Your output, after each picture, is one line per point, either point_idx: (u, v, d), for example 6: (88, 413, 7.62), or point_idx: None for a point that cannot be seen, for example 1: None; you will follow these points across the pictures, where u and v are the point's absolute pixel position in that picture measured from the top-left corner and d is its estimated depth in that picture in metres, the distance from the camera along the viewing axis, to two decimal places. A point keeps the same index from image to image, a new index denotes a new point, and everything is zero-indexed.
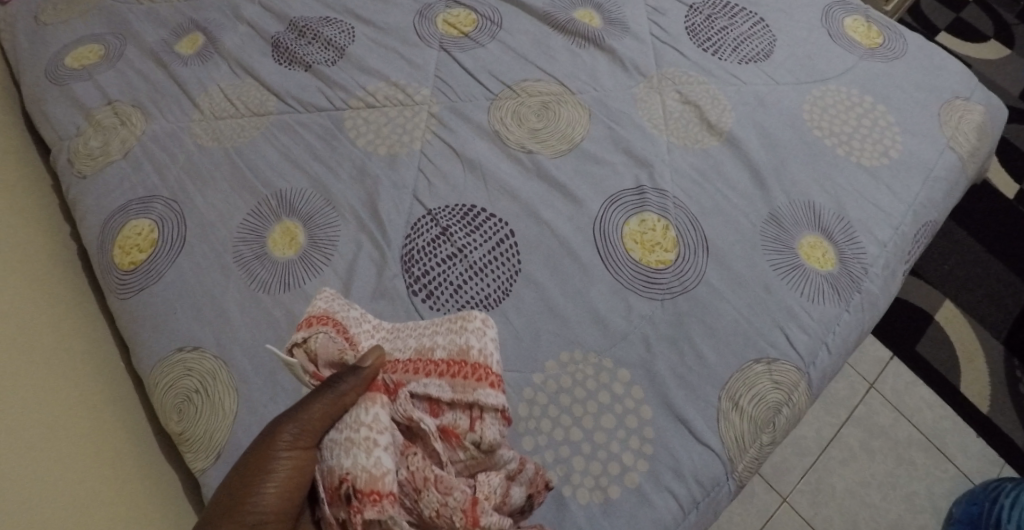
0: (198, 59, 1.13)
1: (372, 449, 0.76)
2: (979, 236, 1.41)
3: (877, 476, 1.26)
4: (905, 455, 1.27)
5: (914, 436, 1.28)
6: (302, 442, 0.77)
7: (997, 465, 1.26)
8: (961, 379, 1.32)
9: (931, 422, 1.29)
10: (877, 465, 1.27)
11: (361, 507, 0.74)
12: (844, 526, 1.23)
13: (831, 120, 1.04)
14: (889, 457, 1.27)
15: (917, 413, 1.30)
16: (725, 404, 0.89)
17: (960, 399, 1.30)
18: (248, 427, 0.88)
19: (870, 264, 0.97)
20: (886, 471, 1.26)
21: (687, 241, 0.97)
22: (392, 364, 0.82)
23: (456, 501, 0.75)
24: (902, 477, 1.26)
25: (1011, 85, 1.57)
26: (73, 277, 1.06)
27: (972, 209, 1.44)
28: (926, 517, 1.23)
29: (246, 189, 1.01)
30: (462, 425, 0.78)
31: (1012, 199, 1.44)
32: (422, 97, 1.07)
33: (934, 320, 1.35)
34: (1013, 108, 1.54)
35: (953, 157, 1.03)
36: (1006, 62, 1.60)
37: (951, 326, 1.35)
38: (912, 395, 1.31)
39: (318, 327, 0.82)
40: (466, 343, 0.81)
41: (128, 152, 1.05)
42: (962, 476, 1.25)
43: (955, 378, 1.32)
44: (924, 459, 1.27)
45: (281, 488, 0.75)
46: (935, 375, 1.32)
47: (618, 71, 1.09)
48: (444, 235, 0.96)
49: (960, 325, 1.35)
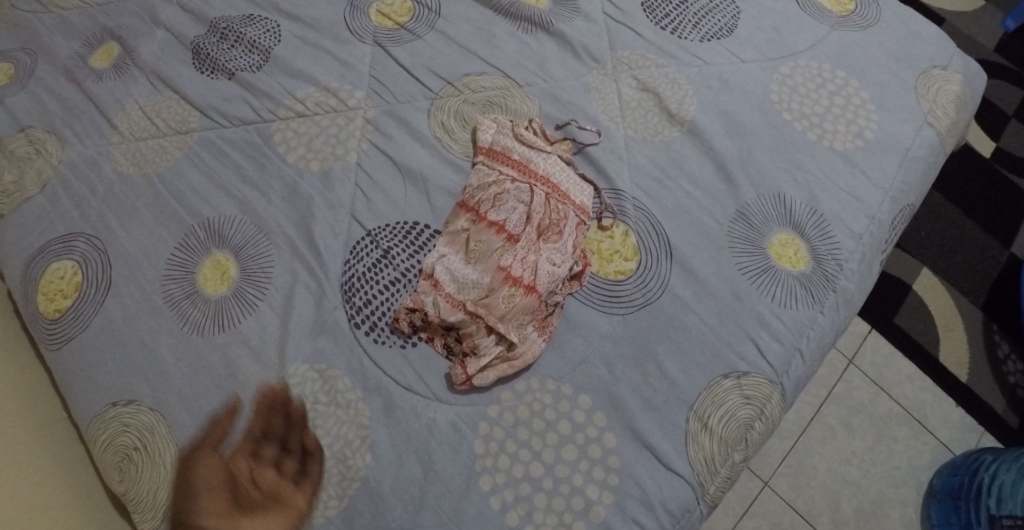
0: (113, 72, 1.04)
1: (581, 230, 0.91)
2: (954, 197, 1.30)
3: (857, 454, 1.17)
4: (884, 430, 1.18)
5: (894, 409, 1.19)
6: (201, 451, 0.84)
7: (976, 433, 1.18)
8: (938, 347, 1.22)
9: (910, 395, 1.20)
10: (857, 442, 1.18)
11: (581, 275, 0.89)
12: (826, 506, 1.15)
13: (800, 100, 0.96)
14: (869, 433, 1.18)
15: (896, 386, 1.20)
16: (693, 425, 0.84)
17: (940, 369, 1.21)
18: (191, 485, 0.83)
19: (845, 259, 0.90)
20: (866, 447, 1.17)
21: (649, 247, 0.90)
22: (513, 144, 0.93)
23: (570, 227, 0.90)
24: (883, 453, 1.17)
25: (985, 36, 1.42)
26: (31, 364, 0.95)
27: (947, 169, 1.33)
28: (906, 492, 1.15)
29: (171, 220, 0.94)
30: (552, 172, 0.92)
31: (987, 161, 1.33)
32: (356, 102, 0.99)
33: (912, 290, 1.25)
34: (987, 62, 1.41)
35: (931, 133, 0.95)
36: (981, 11, 1.45)
37: (930, 295, 1.25)
38: (891, 368, 1.21)
39: (512, 144, 0.93)
40: (499, 99, 0.98)
41: (44, 185, 0.97)
42: (942, 447, 1.17)
43: (933, 346, 1.22)
44: (903, 433, 1.18)
45: (203, 490, 0.83)
46: (910, 348, 1.22)
47: (568, 57, 1.00)
48: (386, 259, 0.90)
49: (936, 291, 1.25)
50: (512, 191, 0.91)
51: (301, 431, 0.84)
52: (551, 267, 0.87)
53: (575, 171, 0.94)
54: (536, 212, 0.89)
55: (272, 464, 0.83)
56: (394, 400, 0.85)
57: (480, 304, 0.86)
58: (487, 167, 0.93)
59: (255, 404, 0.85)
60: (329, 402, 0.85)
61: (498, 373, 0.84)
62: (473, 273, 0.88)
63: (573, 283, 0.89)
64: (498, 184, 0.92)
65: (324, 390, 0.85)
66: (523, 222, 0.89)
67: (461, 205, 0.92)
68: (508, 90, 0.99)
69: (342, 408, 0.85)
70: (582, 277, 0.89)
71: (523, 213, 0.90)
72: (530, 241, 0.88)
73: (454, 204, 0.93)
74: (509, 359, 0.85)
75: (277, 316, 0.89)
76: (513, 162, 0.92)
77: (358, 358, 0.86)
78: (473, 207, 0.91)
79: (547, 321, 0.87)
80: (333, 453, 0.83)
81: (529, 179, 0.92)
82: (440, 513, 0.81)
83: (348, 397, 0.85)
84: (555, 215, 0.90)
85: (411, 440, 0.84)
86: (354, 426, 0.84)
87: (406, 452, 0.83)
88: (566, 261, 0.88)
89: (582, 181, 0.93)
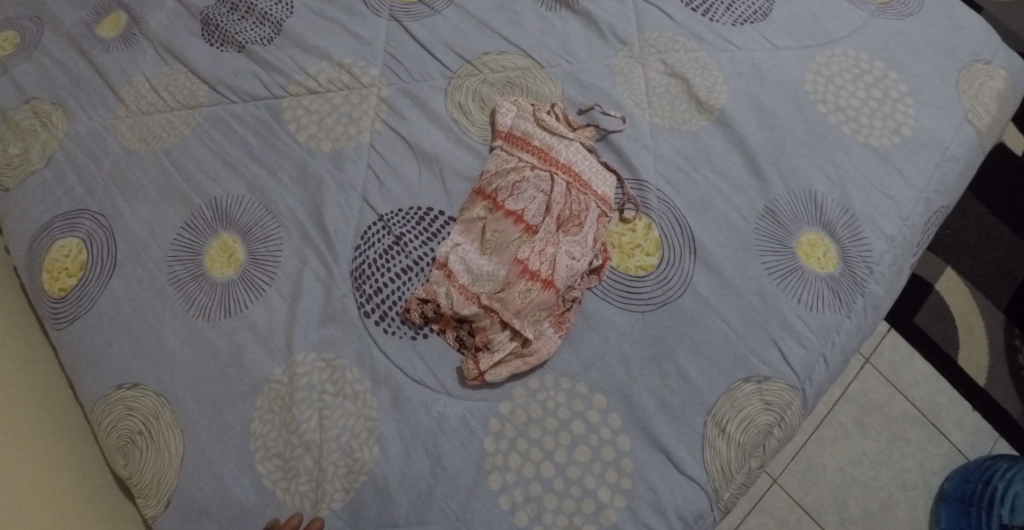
0: (121, 43, 1.01)
1: (603, 223, 0.88)
2: (986, 193, 1.26)
3: (869, 454, 1.15)
4: (897, 431, 1.16)
5: (908, 410, 1.16)
6: None
7: (991, 438, 1.15)
8: (958, 348, 1.19)
9: (925, 396, 1.17)
10: (870, 442, 1.15)
11: (601, 270, 0.86)
12: (833, 505, 1.13)
13: (836, 91, 0.92)
14: (882, 434, 1.16)
15: (913, 386, 1.17)
16: (711, 430, 0.81)
17: (958, 371, 1.18)
18: (192, 472, 0.82)
19: (875, 262, 0.86)
20: (878, 448, 1.15)
21: (672, 243, 0.87)
22: (533, 129, 0.89)
23: (592, 219, 0.87)
24: (895, 453, 1.15)
25: None
26: (33, 345, 0.93)
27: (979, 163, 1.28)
28: (916, 494, 1.13)
29: (177, 198, 0.92)
30: (574, 160, 0.89)
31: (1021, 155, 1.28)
32: (370, 79, 0.96)
33: (934, 290, 1.21)
34: None
35: (971, 132, 0.91)
36: None
37: (953, 295, 1.21)
38: (909, 368, 1.18)
39: (533, 129, 0.90)
40: (521, 81, 0.94)
41: (49, 159, 0.95)
42: (955, 451, 1.14)
43: (953, 347, 1.19)
44: (916, 435, 1.15)
45: None
46: (931, 347, 1.19)
47: (594, 39, 0.96)
48: (398, 246, 0.87)
49: (958, 293, 1.21)
50: (532, 180, 0.87)
51: (308, 421, 0.82)
52: (570, 261, 0.83)
53: (598, 159, 0.91)
54: (556, 203, 0.86)
55: (277, 454, 0.82)
56: (403, 393, 0.83)
57: (496, 298, 0.82)
58: (506, 152, 0.90)
59: (260, 392, 0.83)
60: (337, 393, 0.83)
61: (512, 369, 0.82)
62: (488, 264, 0.84)
63: (592, 277, 0.86)
64: (517, 171, 0.88)
65: (332, 381, 0.83)
66: (542, 213, 0.86)
67: (478, 192, 0.88)
68: (530, 73, 0.95)
69: (349, 400, 0.83)
70: (601, 271, 0.86)
71: (543, 203, 0.86)
72: (549, 233, 0.85)
73: (470, 191, 0.90)
74: (523, 356, 0.82)
75: (285, 304, 0.87)
76: (533, 148, 0.89)
77: (367, 349, 0.84)
78: (491, 194, 0.88)
79: (565, 317, 0.84)
80: (340, 445, 0.81)
81: (550, 167, 0.88)
82: (444, 511, 0.79)
83: (356, 388, 0.83)
84: (576, 205, 0.87)
85: (420, 435, 0.81)
86: (362, 419, 0.82)
87: (414, 447, 0.81)
88: (585, 255, 0.85)
89: (604, 170, 0.90)
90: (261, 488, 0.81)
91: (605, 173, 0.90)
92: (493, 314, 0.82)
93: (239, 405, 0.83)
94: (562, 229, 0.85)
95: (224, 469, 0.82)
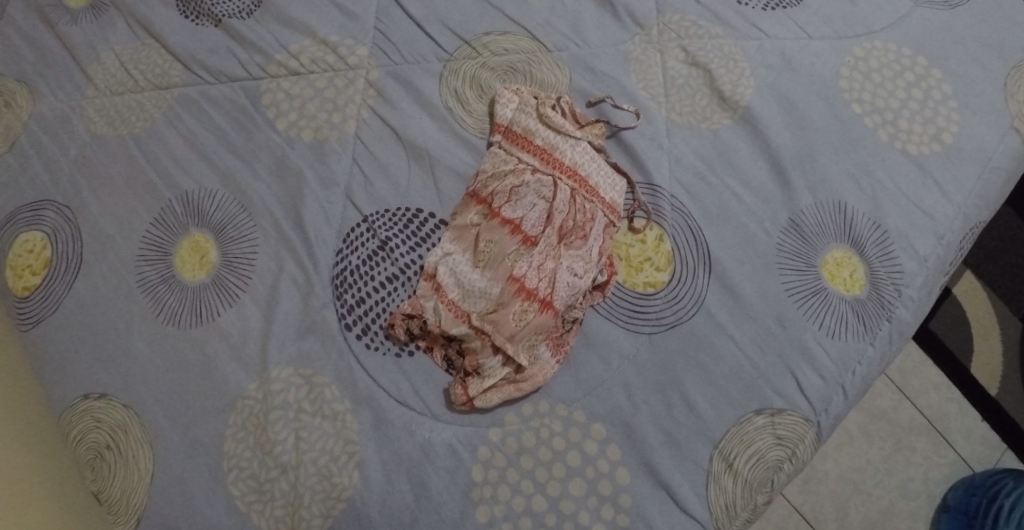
0: (91, 14, 0.92)
1: (610, 234, 0.80)
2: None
3: (872, 463, 1.08)
4: (904, 439, 1.09)
5: (916, 419, 1.09)
6: None
7: (997, 451, 1.08)
8: (970, 359, 1.11)
9: (936, 406, 1.10)
10: (874, 450, 1.08)
11: (607, 286, 0.79)
12: (831, 515, 1.06)
13: (873, 89, 0.82)
14: (888, 442, 1.09)
15: (921, 395, 1.10)
16: (718, 466, 0.75)
17: (972, 382, 1.10)
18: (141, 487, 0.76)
19: (906, 284, 0.78)
20: (882, 457, 1.08)
21: (685, 257, 0.79)
22: (535, 127, 0.81)
23: (598, 230, 0.79)
24: (900, 463, 1.08)
25: None
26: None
27: None
28: (919, 505, 1.06)
29: (147, 191, 0.85)
30: (580, 163, 0.81)
31: None
32: (357, 60, 0.87)
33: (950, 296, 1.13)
34: None
35: (1019, 140, 0.81)
36: None
37: (970, 301, 1.13)
38: (918, 375, 1.11)
39: (536, 127, 0.81)
40: (525, 68, 0.85)
41: (12, 144, 0.88)
42: (961, 463, 1.08)
43: (965, 358, 1.11)
44: (924, 444, 1.08)
45: None
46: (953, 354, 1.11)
47: (607, 20, 0.87)
48: (383, 251, 0.80)
49: (977, 301, 1.13)
50: (534, 184, 0.80)
51: (284, 442, 0.76)
52: (572, 278, 0.76)
53: (607, 159, 0.83)
54: (559, 213, 0.78)
55: (235, 472, 0.76)
56: (385, 415, 0.77)
57: (488, 319, 0.76)
58: (506, 151, 0.82)
59: (229, 407, 0.78)
60: (315, 413, 0.77)
61: (505, 395, 0.76)
62: (482, 280, 0.77)
63: (596, 294, 0.79)
64: (516, 173, 0.81)
65: (309, 398, 0.77)
66: (543, 223, 0.78)
67: (472, 195, 0.81)
68: (535, 58, 0.86)
69: (329, 420, 0.77)
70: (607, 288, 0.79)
71: (544, 212, 0.79)
72: (550, 246, 0.77)
73: (464, 193, 0.82)
74: (516, 381, 0.76)
75: (259, 312, 0.80)
76: (536, 148, 0.81)
77: (348, 365, 0.78)
78: (488, 199, 0.80)
79: (563, 338, 0.78)
80: (319, 468, 0.76)
81: (554, 170, 0.80)
82: None
83: (335, 408, 0.77)
84: (581, 215, 0.79)
85: (404, 460, 0.76)
86: (340, 441, 0.76)
87: (393, 472, 0.75)
88: (589, 272, 0.77)
89: (614, 173, 0.82)
90: (208, 506, 0.75)
91: (615, 177, 0.82)
92: (484, 337, 0.76)
93: (202, 419, 0.78)
94: (564, 242, 0.78)
95: (177, 485, 0.76)
